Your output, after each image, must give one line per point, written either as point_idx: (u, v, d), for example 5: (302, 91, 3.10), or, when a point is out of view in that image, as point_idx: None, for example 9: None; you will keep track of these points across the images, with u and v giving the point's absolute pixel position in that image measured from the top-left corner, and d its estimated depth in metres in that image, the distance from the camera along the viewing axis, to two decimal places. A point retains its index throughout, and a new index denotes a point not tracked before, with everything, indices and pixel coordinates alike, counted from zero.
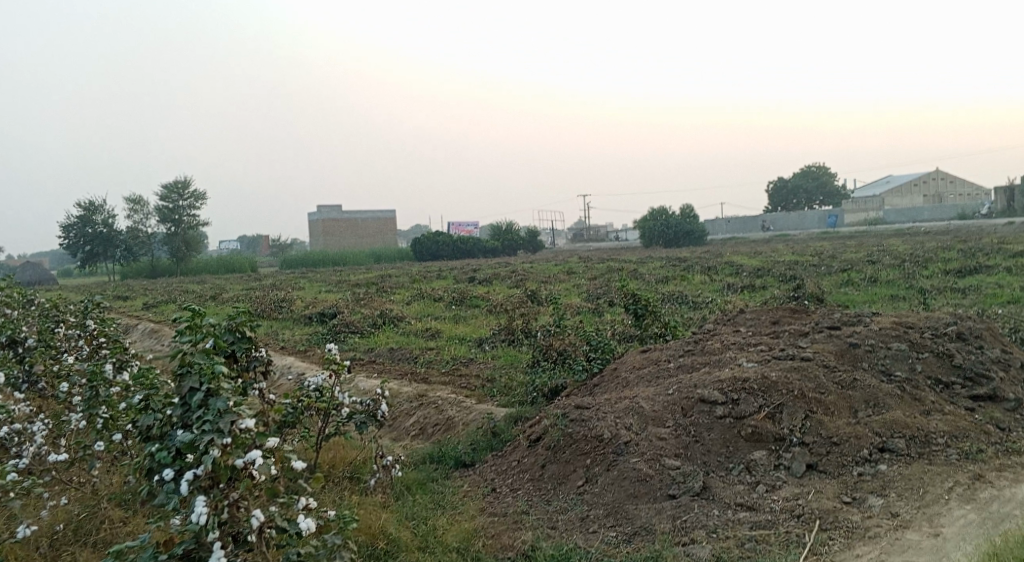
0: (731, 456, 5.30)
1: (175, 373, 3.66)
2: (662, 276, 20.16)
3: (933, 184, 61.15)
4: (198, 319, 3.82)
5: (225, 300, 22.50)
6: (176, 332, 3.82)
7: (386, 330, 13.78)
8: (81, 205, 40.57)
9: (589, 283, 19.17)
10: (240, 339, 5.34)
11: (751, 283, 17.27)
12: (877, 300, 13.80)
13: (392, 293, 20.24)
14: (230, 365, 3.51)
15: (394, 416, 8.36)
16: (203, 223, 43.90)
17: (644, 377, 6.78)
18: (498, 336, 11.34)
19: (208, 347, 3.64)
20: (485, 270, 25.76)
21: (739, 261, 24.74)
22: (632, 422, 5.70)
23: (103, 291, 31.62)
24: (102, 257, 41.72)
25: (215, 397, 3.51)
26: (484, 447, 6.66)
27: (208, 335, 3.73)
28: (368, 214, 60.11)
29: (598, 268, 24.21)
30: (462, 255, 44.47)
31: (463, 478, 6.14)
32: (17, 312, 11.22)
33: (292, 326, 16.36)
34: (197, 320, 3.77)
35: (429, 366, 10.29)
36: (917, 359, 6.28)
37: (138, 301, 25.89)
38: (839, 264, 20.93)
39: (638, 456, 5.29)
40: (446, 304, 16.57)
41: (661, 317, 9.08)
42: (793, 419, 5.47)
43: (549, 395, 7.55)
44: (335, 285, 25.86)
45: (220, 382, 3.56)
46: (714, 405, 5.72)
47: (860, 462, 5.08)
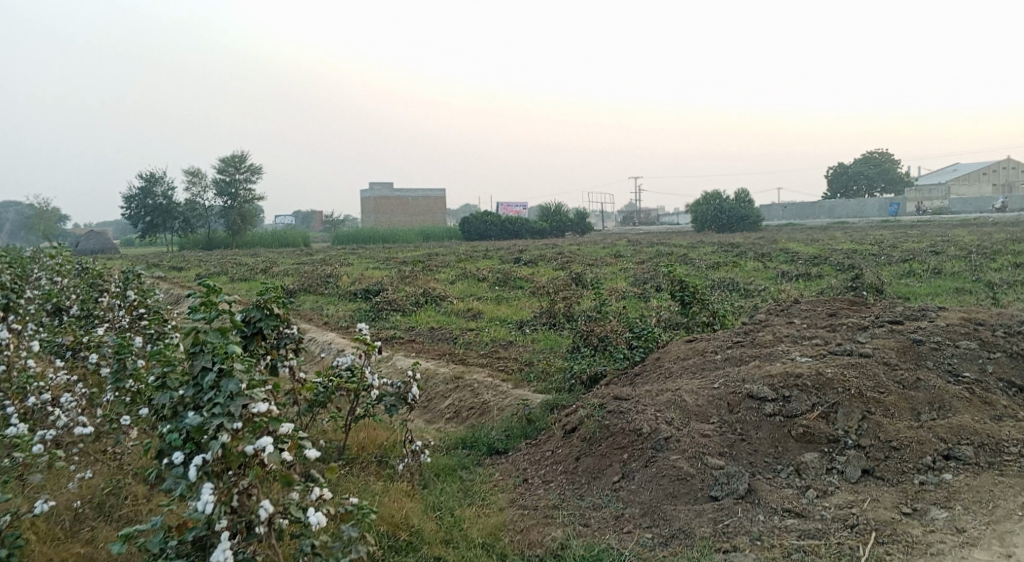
0: (780, 457, 4.96)
1: (188, 352, 3.48)
2: (713, 262, 19.60)
3: (1003, 173, 58.48)
4: (212, 297, 3.66)
5: (274, 274, 22.72)
6: (189, 309, 3.65)
7: (428, 310, 13.63)
8: (142, 177, 41.54)
9: (637, 267, 18.77)
10: (268, 316, 5.24)
11: (807, 271, 16.62)
12: (940, 293, 13.09)
13: (437, 272, 20.13)
14: (244, 344, 3.34)
15: (430, 398, 8.18)
16: (258, 198, 44.53)
17: (689, 369, 6.44)
18: (540, 319, 11.07)
19: (222, 326, 3.47)
20: (532, 252, 25.49)
21: (793, 248, 23.95)
22: (673, 416, 5.40)
23: (161, 261, 32.34)
24: (162, 228, 42.69)
25: (227, 378, 3.32)
26: (518, 435, 6.44)
27: (222, 312, 3.56)
28: (418, 192, 60.27)
29: (647, 253, 23.69)
30: (510, 235, 44.22)
31: (494, 466, 5.93)
32: (67, 280, 11.37)
33: (336, 302, 16.34)
34: (212, 296, 3.60)
35: (468, 347, 10.09)
36: (988, 359, 5.79)
37: (192, 272, 26.39)
38: (900, 254, 20.02)
39: (679, 454, 5.00)
40: (490, 285, 16.37)
41: (709, 305, 8.69)
42: (848, 421, 5.10)
43: (588, 383, 7.26)
44: (383, 263, 25.91)
45: (234, 363, 3.39)
46: (762, 401, 5.38)
47: (923, 470, 4.67)
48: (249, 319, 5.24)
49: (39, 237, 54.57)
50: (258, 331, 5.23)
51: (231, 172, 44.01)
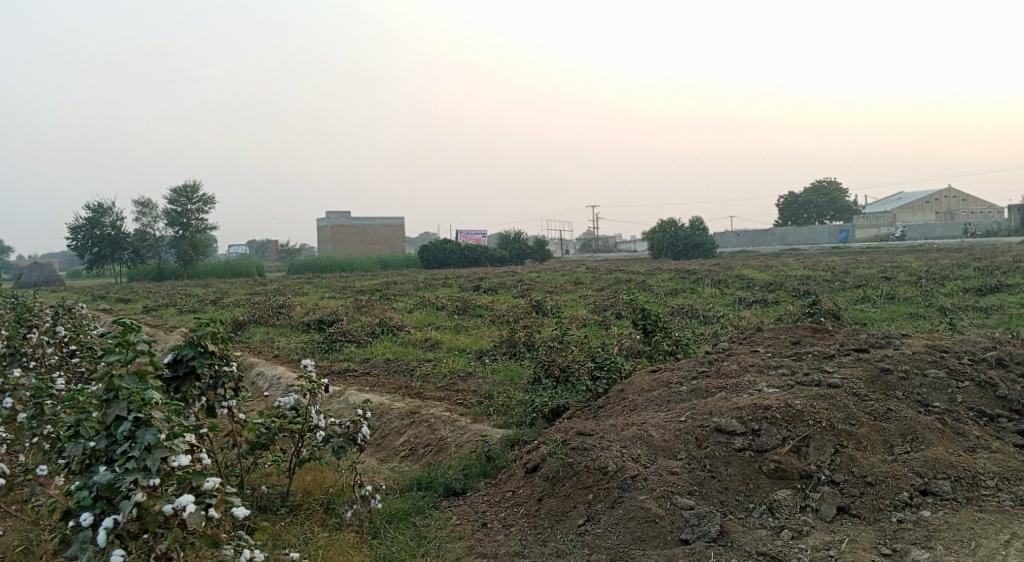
0: (752, 495, 4.72)
1: (100, 399, 3.08)
2: (672, 289, 19.55)
3: (945, 202, 60.45)
4: (128, 336, 3.26)
5: (225, 305, 21.98)
6: (102, 349, 3.24)
7: (384, 340, 13.19)
8: (90, 207, 40.22)
9: (596, 294, 18.62)
10: (202, 353, 4.86)
11: (765, 297, 16.64)
12: (896, 318, 13.16)
13: (395, 301, 19.69)
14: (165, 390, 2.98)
15: (384, 434, 7.79)
16: (212, 227, 43.45)
17: (654, 401, 6.19)
18: (499, 349, 10.74)
19: (140, 369, 3.09)
20: (490, 280, 25.16)
21: (750, 274, 24.12)
22: (639, 452, 5.14)
23: (107, 293, 31.12)
24: (110, 259, 41.28)
25: (144, 428, 2.94)
26: (477, 473, 6.10)
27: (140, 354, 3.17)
28: (376, 220, 59.71)
29: (605, 280, 23.57)
30: (469, 263, 43.94)
31: (451, 510, 5.58)
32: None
33: (288, 333, 15.75)
34: (129, 336, 3.21)
35: (425, 379, 9.71)
36: (957, 389, 5.65)
37: (140, 305, 25.40)
38: (854, 280, 20.29)
39: (647, 493, 4.73)
40: (448, 314, 16.00)
41: (672, 333, 8.49)
42: (820, 455, 4.89)
43: (550, 416, 6.94)
44: (339, 292, 25.34)
45: (153, 411, 3.02)
46: (732, 436, 5.15)
47: (899, 508, 4.46)
48: (180, 357, 4.86)
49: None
50: (191, 370, 4.85)
51: (183, 202, 42.68)
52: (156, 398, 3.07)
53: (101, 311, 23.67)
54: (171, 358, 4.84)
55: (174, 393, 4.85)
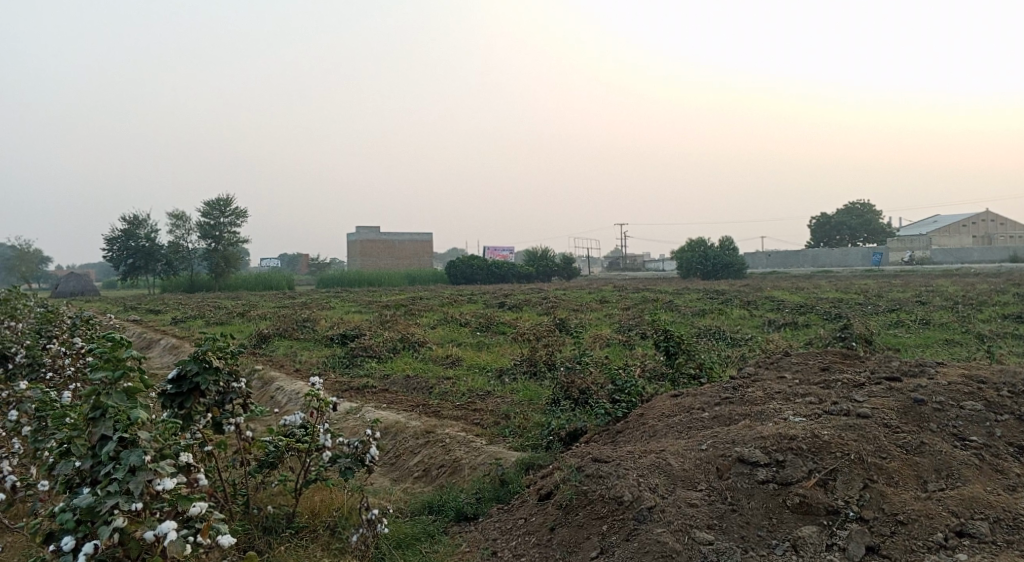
0: (775, 530, 4.48)
1: (87, 417, 3.00)
2: (699, 309, 19.23)
3: (982, 225, 59.15)
4: (119, 352, 3.20)
5: (252, 318, 22.10)
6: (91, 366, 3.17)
7: (405, 356, 13.08)
8: (126, 219, 41.03)
9: (622, 313, 18.37)
10: (206, 369, 4.81)
11: (794, 320, 16.27)
12: (931, 344, 12.75)
13: (419, 317, 19.61)
14: (151, 409, 2.90)
15: (398, 453, 7.64)
16: (243, 241, 44.00)
17: (674, 428, 5.97)
18: (520, 367, 10.56)
19: (128, 387, 3.01)
20: (515, 297, 25.01)
21: (779, 296, 23.69)
22: (656, 481, 4.93)
23: (139, 304, 31.59)
24: (144, 271, 41.99)
25: (130, 448, 2.85)
26: (490, 498, 5.92)
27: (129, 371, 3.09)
28: (405, 235, 60.01)
29: (632, 299, 23.30)
30: (496, 280, 43.86)
31: (461, 536, 5.41)
32: (24, 325, 10.78)
33: (311, 347, 15.73)
34: (118, 352, 3.13)
35: (444, 397, 9.56)
36: (995, 422, 5.35)
37: (169, 316, 25.68)
38: (887, 304, 19.78)
39: (663, 526, 4.51)
40: (472, 330, 15.87)
41: (696, 356, 8.25)
42: (848, 490, 4.63)
43: (567, 439, 6.74)
44: (365, 306, 25.35)
45: (140, 431, 2.94)
46: (755, 466, 4.92)
47: (933, 549, 4.17)
48: (184, 373, 4.81)
49: (17, 279, 53.57)
50: (195, 386, 4.80)
51: (217, 216, 43.33)
52: (143, 417, 3.00)
53: (131, 322, 23.97)
54: (175, 374, 4.80)
55: (178, 409, 4.81)
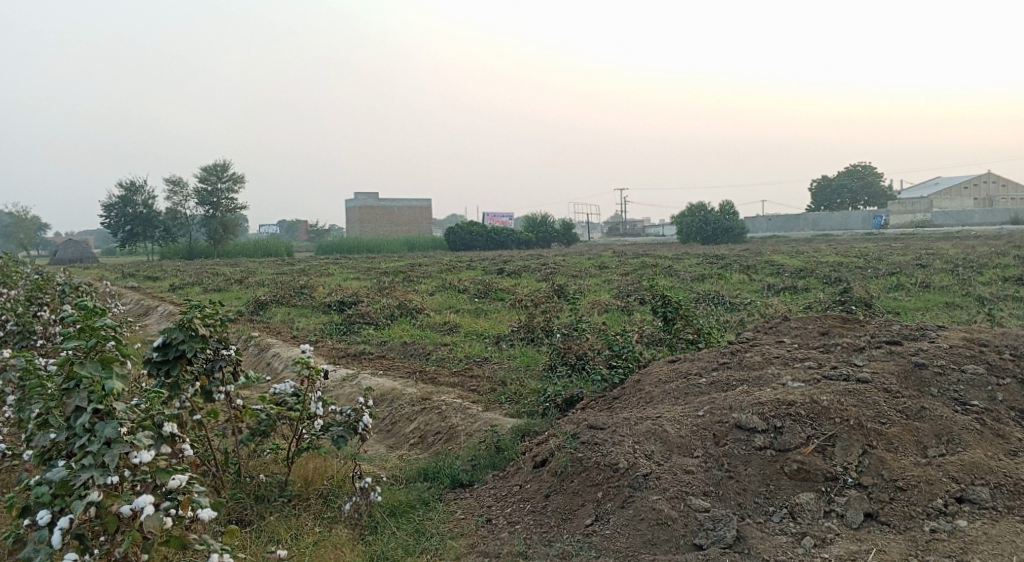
0: (772, 497, 4.42)
1: (60, 388, 2.92)
2: (698, 274, 19.11)
3: (984, 187, 58.77)
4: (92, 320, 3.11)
5: (250, 285, 22.00)
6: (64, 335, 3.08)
7: (403, 323, 13.00)
8: (123, 185, 40.77)
9: (621, 278, 18.27)
10: (192, 337, 4.69)
11: (794, 284, 16.16)
12: (931, 307, 12.66)
13: (418, 283, 19.52)
14: (127, 379, 2.85)
15: (394, 420, 7.58)
16: (241, 207, 43.74)
17: (671, 394, 5.89)
18: (518, 334, 10.48)
19: (103, 357, 2.94)
20: (515, 263, 24.82)
21: (779, 260, 23.55)
22: (652, 448, 4.86)
23: (137, 271, 31.48)
24: (142, 238, 41.80)
25: (104, 420, 2.78)
26: (485, 464, 5.87)
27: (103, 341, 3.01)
28: (404, 201, 59.67)
29: (631, 264, 23.16)
30: (496, 245, 43.68)
31: (456, 503, 5.37)
32: (17, 293, 10.68)
33: (309, 314, 15.65)
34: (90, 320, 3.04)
35: (441, 364, 9.49)
36: (997, 386, 5.27)
37: (167, 283, 25.59)
38: (887, 267, 19.66)
39: (659, 493, 4.46)
40: (470, 297, 15.78)
41: (695, 321, 8.16)
42: (846, 456, 4.57)
43: (563, 406, 6.67)
44: (364, 273, 25.22)
45: (116, 402, 2.87)
46: (752, 433, 4.86)
47: (933, 516, 4.10)
48: (170, 341, 4.68)
49: (15, 246, 53.31)
50: (182, 354, 4.71)
51: (214, 182, 43.06)
52: (119, 387, 2.93)
53: (128, 289, 23.86)
54: (161, 342, 4.67)
55: (165, 377, 4.71)
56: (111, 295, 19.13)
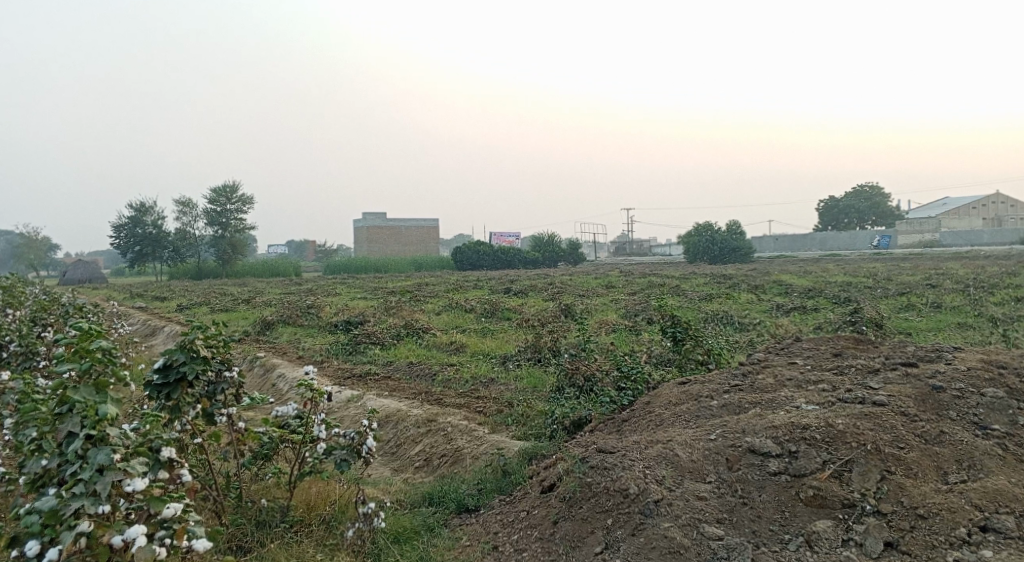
0: (787, 525, 4.28)
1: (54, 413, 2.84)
2: (706, 294, 18.97)
3: (993, 207, 58.51)
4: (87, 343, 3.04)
5: (257, 305, 21.96)
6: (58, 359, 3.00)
7: (409, 343, 12.89)
8: (133, 206, 40.95)
9: (628, 298, 18.14)
10: (194, 359, 4.60)
11: (803, 304, 16.00)
12: (944, 328, 12.49)
13: (425, 303, 19.43)
14: (121, 405, 2.81)
15: (399, 443, 7.46)
16: (250, 228, 43.82)
17: (682, 416, 5.76)
18: (525, 354, 10.36)
19: (97, 381, 2.91)
20: (522, 283, 24.72)
21: (788, 280, 23.38)
22: (663, 472, 4.74)
23: (145, 291, 31.50)
24: (151, 258, 41.89)
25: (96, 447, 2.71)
26: (492, 489, 5.74)
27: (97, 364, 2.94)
28: (411, 221, 59.78)
29: (639, 284, 23.00)
30: (502, 265, 43.61)
31: (461, 529, 5.25)
32: (21, 312, 10.62)
33: (315, 334, 15.56)
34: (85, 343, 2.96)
35: (447, 385, 9.37)
36: (1018, 410, 5.12)
37: (174, 303, 25.59)
38: (897, 287, 19.50)
39: (671, 520, 4.34)
40: (476, 316, 15.68)
41: (705, 342, 8.03)
42: (864, 482, 4.43)
43: (571, 428, 6.54)
44: (371, 293, 25.16)
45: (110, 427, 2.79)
46: (766, 458, 4.74)
47: (956, 545, 3.95)
48: (171, 363, 4.59)
49: (26, 266, 53.55)
50: (183, 377, 4.60)
51: (223, 202, 43.24)
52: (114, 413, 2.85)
53: (136, 310, 23.83)
54: (162, 364, 4.58)
55: (165, 400, 4.60)
56: (118, 315, 19.08)
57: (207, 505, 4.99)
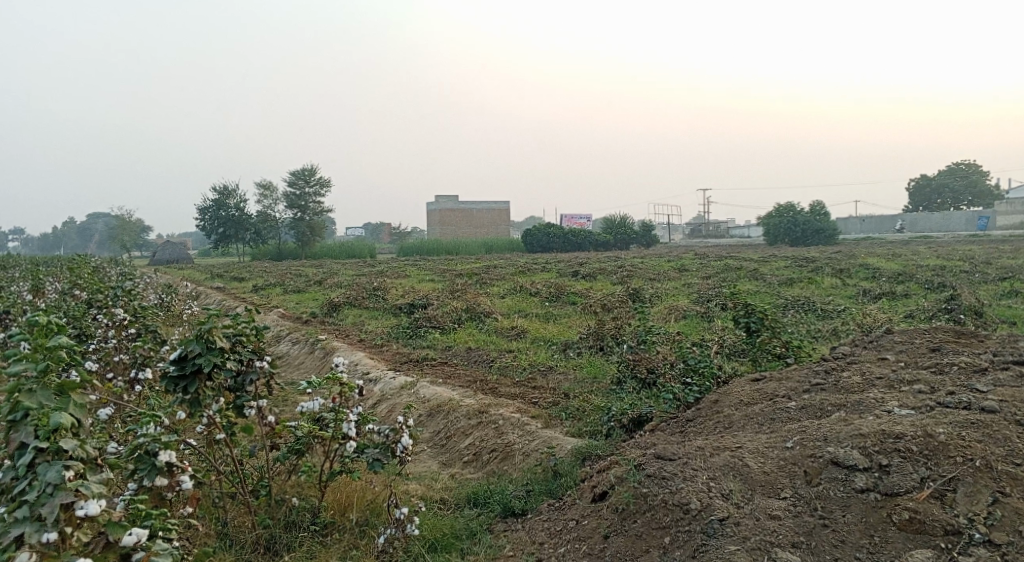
0: (877, 553, 3.66)
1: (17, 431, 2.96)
2: (786, 278, 17.93)
3: None
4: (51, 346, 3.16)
5: (327, 287, 22.01)
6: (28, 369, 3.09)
7: (469, 328, 12.50)
8: (216, 189, 42.03)
9: (701, 282, 17.33)
10: (210, 350, 4.30)
11: (892, 289, 14.87)
12: None
13: (490, 286, 19.07)
14: (68, 416, 2.87)
15: (449, 435, 7.04)
16: (327, 210, 44.56)
17: (754, 420, 5.15)
18: (587, 341, 9.81)
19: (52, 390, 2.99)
20: (592, 265, 24.00)
21: (874, 263, 21.97)
22: (730, 486, 4.18)
23: (224, 272, 32.18)
24: (234, 239, 42.91)
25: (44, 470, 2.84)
26: (541, 491, 5.27)
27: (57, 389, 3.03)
28: (483, 203, 59.60)
29: (713, 267, 22.03)
30: (573, 247, 42.94)
31: (504, 537, 4.82)
32: (88, 294, 10.66)
33: (379, 317, 15.38)
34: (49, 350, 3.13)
35: (503, 372, 8.95)
36: None
37: (248, 284, 25.95)
38: (997, 272, 18.00)
39: (737, 543, 3.79)
40: (541, 300, 15.20)
41: (782, 333, 7.32)
42: (972, 506, 3.75)
43: (630, 426, 6.00)
44: (439, 275, 24.91)
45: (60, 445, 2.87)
46: (852, 471, 4.09)
47: None
48: (187, 354, 4.30)
49: (119, 247, 55.61)
50: (200, 369, 4.31)
51: (302, 186, 44.02)
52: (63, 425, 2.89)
53: (213, 290, 24.24)
54: (178, 355, 4.30)
55: (184, 394, 4.32)
56: (193, 295, 19.38)
57: (237, 503, 4.71)
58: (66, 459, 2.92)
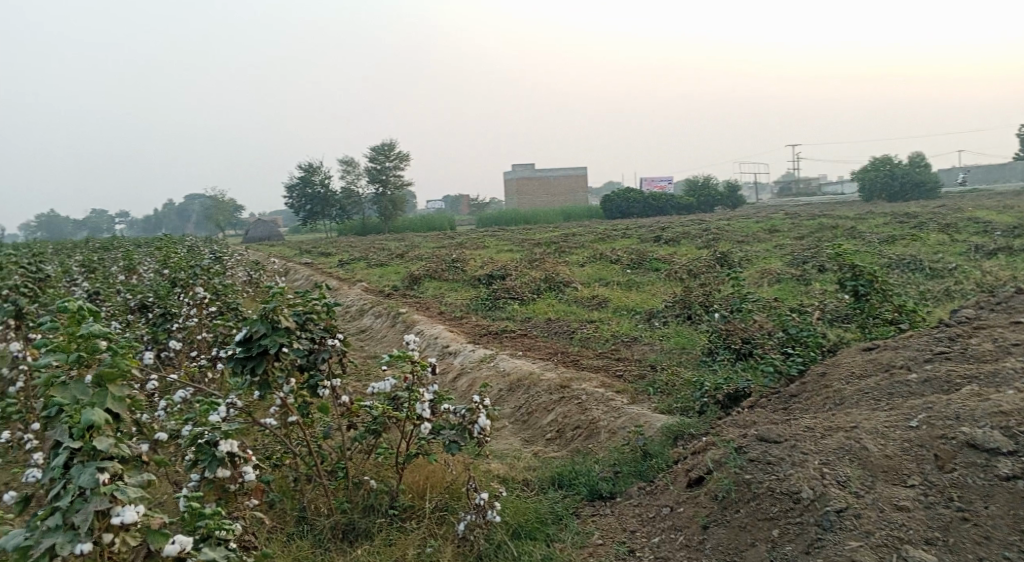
0: None
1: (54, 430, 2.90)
2: (887, 235, 16.72)
3: None
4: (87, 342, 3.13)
5: (408, 259, 22.10)
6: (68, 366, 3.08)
7: (549, 298, 12.15)
8: (301, 167, 42.97)
9: (794, 243, 16.38)
10: (276, 330, 4.10)
11: (1009, 244, 13.59)
12: None
13: (570, 254, 18.63)
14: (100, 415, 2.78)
15: (531, 410, 6.74)
16: (408, 184, 44.89)
17: (869, 394, 4.61)
18: (673, 310, 9.30)
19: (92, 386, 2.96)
20: (674, 229, 23.12)
21: (985, 216, 20.21)
22: (847, 472, 3.70)
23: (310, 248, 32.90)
24: (320, 216, 43.86)
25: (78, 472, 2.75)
26: (630, 472, 4.90)
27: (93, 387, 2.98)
28: (562, 170, 58.82)
29: (805, 227, 20.84)
30: (654, 212, 41.76)
31: (591, 522, 4.49)
32: (177, 272, 10.86)
33: (458, 288, 15.22)
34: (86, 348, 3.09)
35: (585, 343, 8.58)
36: None
37: (333, 259, 26.38)
38: None
39: (859, 539, 3.33)
40: (624, 267, 14.69)
41: (893, 297, 6.64)
42: None
43: (725, 402, 5.54)
44: (519, 245, 24.58)
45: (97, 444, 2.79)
46: (994, 456, 3.53)
47: None
48: (252, 335, 4.11)
49: (215, 228, 57.85)
50: (266, 350, 4.12)
51: (382, 161, 44.48)
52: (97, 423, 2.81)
53: (301, 266, 24.75)
54: (243, 337, 4.12)
55: (252, 375, 4.15)
56: (280, 272, 19.75)
57: (314, 487, 4.55)
58: (102, 459, 2.83)
